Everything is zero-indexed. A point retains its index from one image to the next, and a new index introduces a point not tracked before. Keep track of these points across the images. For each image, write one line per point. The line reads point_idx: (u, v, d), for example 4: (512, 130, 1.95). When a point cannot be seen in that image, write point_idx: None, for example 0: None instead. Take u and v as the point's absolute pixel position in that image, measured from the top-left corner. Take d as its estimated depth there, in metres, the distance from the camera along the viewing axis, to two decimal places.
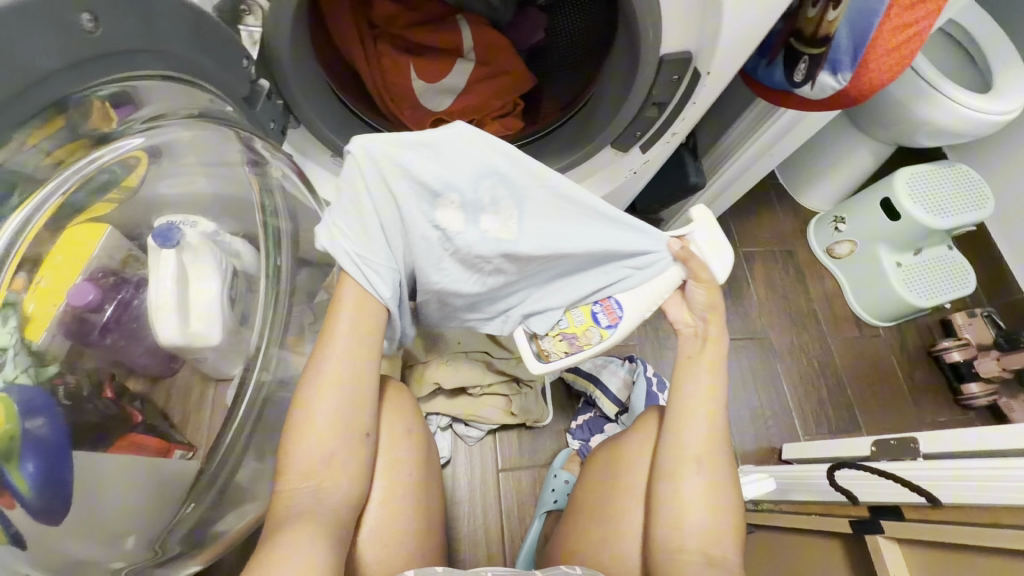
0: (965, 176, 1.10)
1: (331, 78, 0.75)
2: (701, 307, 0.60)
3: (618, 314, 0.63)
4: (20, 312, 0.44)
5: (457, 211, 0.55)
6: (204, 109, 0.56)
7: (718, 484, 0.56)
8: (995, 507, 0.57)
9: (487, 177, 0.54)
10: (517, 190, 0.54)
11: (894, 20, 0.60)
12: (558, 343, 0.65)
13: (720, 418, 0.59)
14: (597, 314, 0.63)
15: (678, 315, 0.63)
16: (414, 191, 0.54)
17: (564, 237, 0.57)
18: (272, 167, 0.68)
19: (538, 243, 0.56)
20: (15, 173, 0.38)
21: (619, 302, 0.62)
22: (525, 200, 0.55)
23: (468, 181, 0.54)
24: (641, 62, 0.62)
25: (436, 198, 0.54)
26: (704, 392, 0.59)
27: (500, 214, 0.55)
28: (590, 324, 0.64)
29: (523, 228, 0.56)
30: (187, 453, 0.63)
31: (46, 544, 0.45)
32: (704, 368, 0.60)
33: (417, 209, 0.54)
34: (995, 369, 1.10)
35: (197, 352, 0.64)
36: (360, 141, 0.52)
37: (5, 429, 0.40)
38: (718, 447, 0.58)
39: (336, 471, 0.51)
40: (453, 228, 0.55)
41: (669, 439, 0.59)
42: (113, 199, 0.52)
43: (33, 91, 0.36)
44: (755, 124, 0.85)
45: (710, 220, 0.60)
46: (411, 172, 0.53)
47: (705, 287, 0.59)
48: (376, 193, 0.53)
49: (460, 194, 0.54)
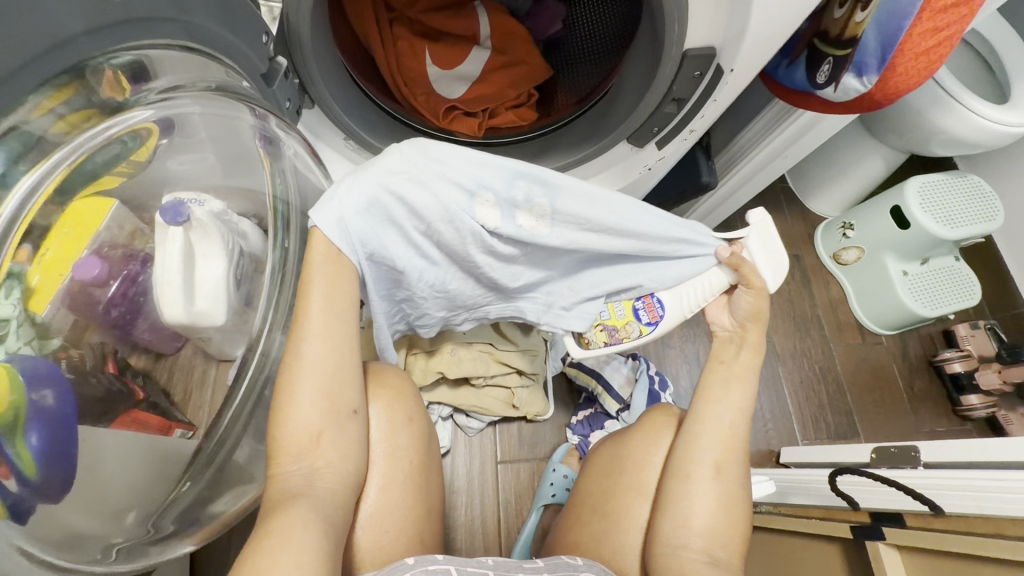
0: (976, 188, 1.09)
1: (348, 60, 0.73)
2: (744, 316, 0.63)
3: (659, 313, 0.70)
4: (24, 283, 0.43)
5: (493, 207, 0.58)
6: (222, 83, 0.55)
7: (728, 485, 0.56)
8: (999, 519, 0.58)
9: (523, 176, 0.58)
10: (551, 189, 0.59)
11: (925, 23, 0.59)
12: (600, 333, 0.72)
13: (742, 424, 0.58)
14: (640, 312, 0.71)
15: (719, 320, 0.65)
16: (453, 188, 0.56)
17: (596, 232, 0.61)
18: (284, 144, 0.65)
19: (570, 238, 0.61)
20: (26, 138, 0.37)
21: (660, 301, 0.69)
22: (559, 199, 0.59)
23: (503, 181, 0.57)
24: (664, 55, 0.61)
25: (472, 195, 0.57)
26: (733, 400, 0.59)
27: (535, 211, 0.59)
28: (630, 319, 0.71)
29: (556, 225, 0.60)
30: (187, 432, 0.62)
31: (49, 518, 0.44)
32: (734, 374, 0.60)
33: (455, 205, 0.56)
34: (996, 382, 1.09)
35: (203, 331, 0.63)
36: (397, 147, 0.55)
37: (8, 399, 0.39)
38: (735, 451, 0.57)
39: (324, 453, 0.49)
40: (488, 225, 0.58)
41: (685, 440, 0.59)
42: (121, 172, 0.51)
43: (51, 52, 0.35)
44: (775, 121, 0.84)
45: (770, 228, 0.64)
46: (448, 169, 0.55)
47: (754, 294, 0.62)
48: (404, 187, 0.54)
49: (495, 192, 0.57)
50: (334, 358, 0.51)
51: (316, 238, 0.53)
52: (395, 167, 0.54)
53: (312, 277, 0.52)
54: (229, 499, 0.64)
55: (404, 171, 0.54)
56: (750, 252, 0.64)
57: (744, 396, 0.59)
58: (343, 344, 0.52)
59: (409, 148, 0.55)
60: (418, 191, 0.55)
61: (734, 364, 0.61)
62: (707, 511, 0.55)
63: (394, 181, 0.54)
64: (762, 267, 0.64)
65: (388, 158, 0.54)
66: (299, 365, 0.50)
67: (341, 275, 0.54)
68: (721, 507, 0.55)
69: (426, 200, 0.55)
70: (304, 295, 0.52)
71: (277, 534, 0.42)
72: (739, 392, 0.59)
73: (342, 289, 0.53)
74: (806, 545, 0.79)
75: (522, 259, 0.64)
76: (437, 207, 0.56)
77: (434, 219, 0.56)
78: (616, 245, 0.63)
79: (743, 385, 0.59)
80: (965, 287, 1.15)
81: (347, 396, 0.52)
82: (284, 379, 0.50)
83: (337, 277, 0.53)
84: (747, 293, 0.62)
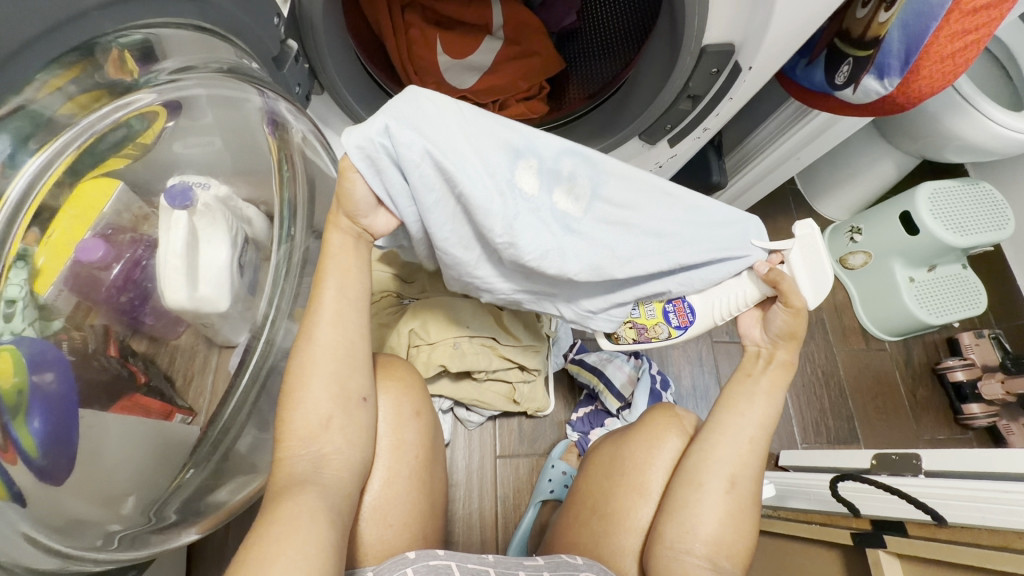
0: (988, 195, 1.08)
1: (357, 44, 0.72)
2: (778, 333, 0.60)
3: (689, 319, 0.71)
4: (30, 264, 0.42)
5: (535, 175, 0.55)
6: (234, 65, 0.53)
7: (738, 499, 0.56)
8: (1006, 531, 0.57)
9: (571, 150, 0.56)
10: (596, 171, 0.57)
11: (952, 26, 0.58)
12: (630, 330, 0.74)
13: (762, 438, 0.58)
14: (670, 315, 0.72)
15: (751, 334, 0.63)
16: (499, 146, 0.54)
17: (630, 225, 0.58)
18: (293, 129, 0.64)
19: (606, 222, 0.58)
20: (35, 117, 0.36)
21: (690, 307, 0.70)
22: (602, 177, 0.57)
23: (552, 151, 0.55)
24: (682, 50, 0.60)
25: (517, 158, 0.54)
26: (756, 413, 0.58)
27: (575, 189, 0.57)
28: (661, 321, 0.73)
29: (594, 208, 0.58)
30: (187, 418, 0.61)
31: (51, 503, 0.43)
32: (762, 389, 0.59)
33: (499, 160, 0.54)
34: (998, 392, 1.10)
35: (206, 317, 0.62)
36: (415, 92, 0.51)
37: (12, 381, 0.39)
38: (750, 465, 0.57)
39: (333, 439, 0.49)
40: (526, 191, 0.55)
41: (701, 450, 0.58)
42: (128, 153, 0.50)
43: (61, 28, 0.34)
44: (789, 123, 0.83)
45: (816, 242, 0.59)
46: (494, 124, 0.54)
47: (791, 312, 0.59)
48: (440, 126, 0.51)
49: (540, 159, 0.55)
50: (346, 344, 0.51)
51: (332, 239, 0.54)
52: (443, 100, 0.52)
53: (325, 267, 0.53)
54: (233, 487, 0.65)
55: (447, 114, 0.52)
56: (790, 265, 0.61)
57: (768, 411, 0.58)
58: (356, 333, 0.52)
59: (432, 96, 0.52)
60: (464, 132, 0.52)
61: (762, 380, 0.59)
62: (713, 521, 0.55)
63: (436, 121, 0.51)
64: (802, 286, 0.60)
65: (427, 97, 0.52)
66: (312, 353, 0.50)
67: (354, 266, 0.53)
68: (729, 518, 0.55)
69: (469, 148, 0.52)
70: (319, 282, 0.52)
71: (284, 521, 0.41)
72: (764, 406, 0.58)
73: (356, 281, 0.53)
74: (804, 549, 0.79)
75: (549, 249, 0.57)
76: (477, 157, 0.52)
77: (468, 170, 0.52)
78: (655, 238, 0.59)
79: (769, 402, 0.58)
80: (971, 295, 1.14)
81: (358, 382, 0.51)
82: (294, 366, 0.50)
83: (349, 269, 0.53)
84: (783, 311, 0.59)
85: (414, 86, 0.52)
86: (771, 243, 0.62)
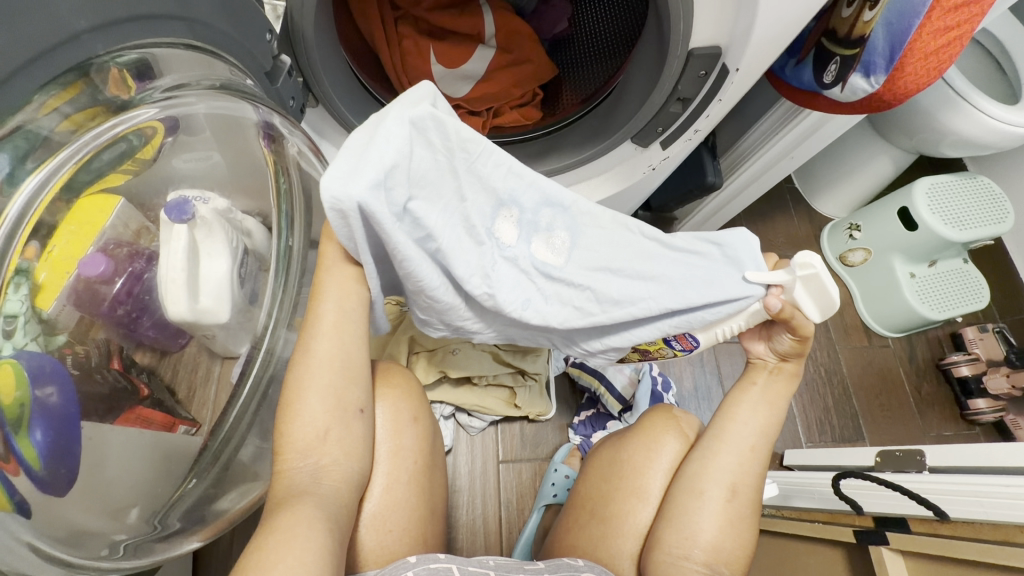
0: (988, 192, 1.07)
1: (350, 56, 0.73)
2: (786, 352, 0.58)
3: (692, 343, 0.62)
4: (32, 279, 0.43)
5: (514, 226, 0.56)
6: (227, 81, 0.54)
7: (738, 508, 0.56)
8: (1007, 525, 0.56)
9: (551, 201, 0.56)
10: (574, 222, 0.57)
11: (934, 23, 0.59)
12: (636, 352, 0.69)
13: (763, 445, 0.58)
14: (671, 342, 0.63)
15: (755, 348, 0.60)
16: (484, 195, 0.54)
17: (614, 271, 0.57)
18: (288, 143, 0.65)
19: (589, 270, 0.57)
20: (31, 136, 0.37)
21: (693, 337, 0.61)
22: (580, 230, 0.57)
23: (531, 203, 0.56)
24: (670, 54, 0.61)
25: (498, 207, 0.55)
26: (758, 421, 0.58)
27: (553, 240, 0.57)
28: (663, 346, 0.65)
29: (573, 258, 0.57)
30: (191, 428, 0.62)
31: (53, 514, 0.44)
32: (764, 399, 0.58)
33: (481, 208, 0.54)
34: (1004, 386, 1.10)
35: (207, 329, 0.63)
36: (395, 110, 0.49)
37: (14, 396, 0.40)
38: (750, 474, 0.57)
39: (331, 449, 0.50)
40: (504, 240, 0.56)
41: (702, 457, 0.58)
42: (127, 169, 0.52)
43: (57, 50, 0.35)
44: (780, 124, 0.84)
45: (822, 283, 0.51)
46: (476, 170, 0.53)
47: (798, 339, 0.56)
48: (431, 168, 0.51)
49: (520, 209, 0.56)
50: (342, 355, 0.51)
51: (328, 252, 0.54)
52: (438, 142, 0.51)
53: (323, 281, 0.53)
54: (235, 496, 0.66)
55: (433, 156, 0.51)
56: (793, 299, 0.54)
57: (771, 420, 0.58)
58: (352, 344, 0.52)
59: (426, 123, 0.50)
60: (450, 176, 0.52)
61: (765, 388, 0.59)
62: (713, 528, 0.55)
63: (424, 157, 0.50)
64: (808, 315, 0.54)
65: (394, 119, 0.48)
66: (309, 363, 0.50)
67: (353, 275, 0.53)
68: (728, 526, 0.56)
69: (450, 193, 0.52)
70: (317, 295, 0.52)
71: (282, 530, 0.42)
72: (766, 415, 0.58)
73: (354, 293, 0.53)
74: (807, 549, 0.79)
75: (530, 300, 0.56)
76: (458, 202, 0.53)
77: (448, 211, 0.53)
78: (641, 283, 0.56)
79: (771, 410, 0.58)
80: (972, 289, 1.13)
81: (355, 394, 0.52)
82: (294, 377, 0.50)
83: (348, 283, 0.53)
84: (790, 337, 0.56)
85: (423, 101, 0.51)
86: (768, 276, 0.54)
